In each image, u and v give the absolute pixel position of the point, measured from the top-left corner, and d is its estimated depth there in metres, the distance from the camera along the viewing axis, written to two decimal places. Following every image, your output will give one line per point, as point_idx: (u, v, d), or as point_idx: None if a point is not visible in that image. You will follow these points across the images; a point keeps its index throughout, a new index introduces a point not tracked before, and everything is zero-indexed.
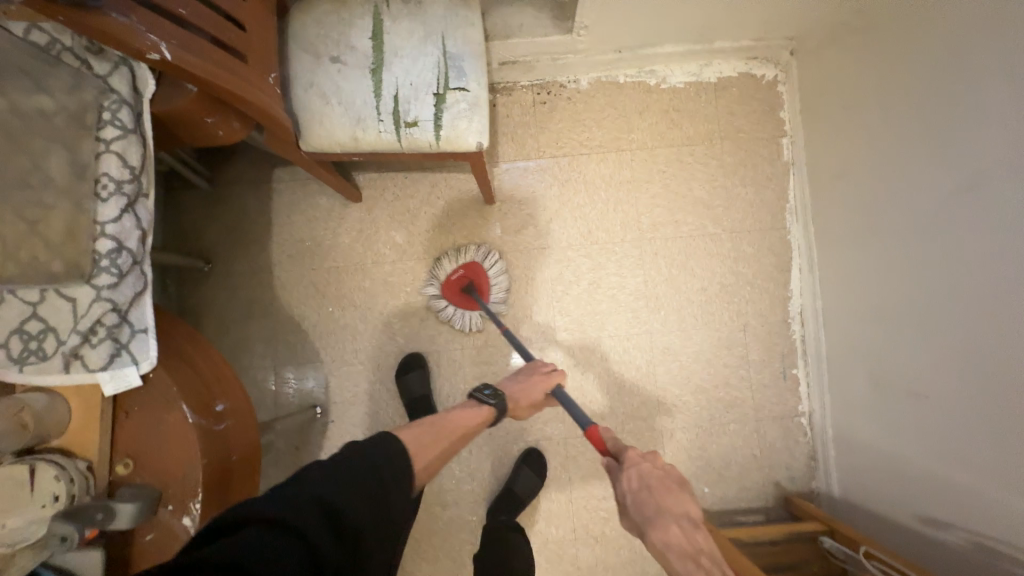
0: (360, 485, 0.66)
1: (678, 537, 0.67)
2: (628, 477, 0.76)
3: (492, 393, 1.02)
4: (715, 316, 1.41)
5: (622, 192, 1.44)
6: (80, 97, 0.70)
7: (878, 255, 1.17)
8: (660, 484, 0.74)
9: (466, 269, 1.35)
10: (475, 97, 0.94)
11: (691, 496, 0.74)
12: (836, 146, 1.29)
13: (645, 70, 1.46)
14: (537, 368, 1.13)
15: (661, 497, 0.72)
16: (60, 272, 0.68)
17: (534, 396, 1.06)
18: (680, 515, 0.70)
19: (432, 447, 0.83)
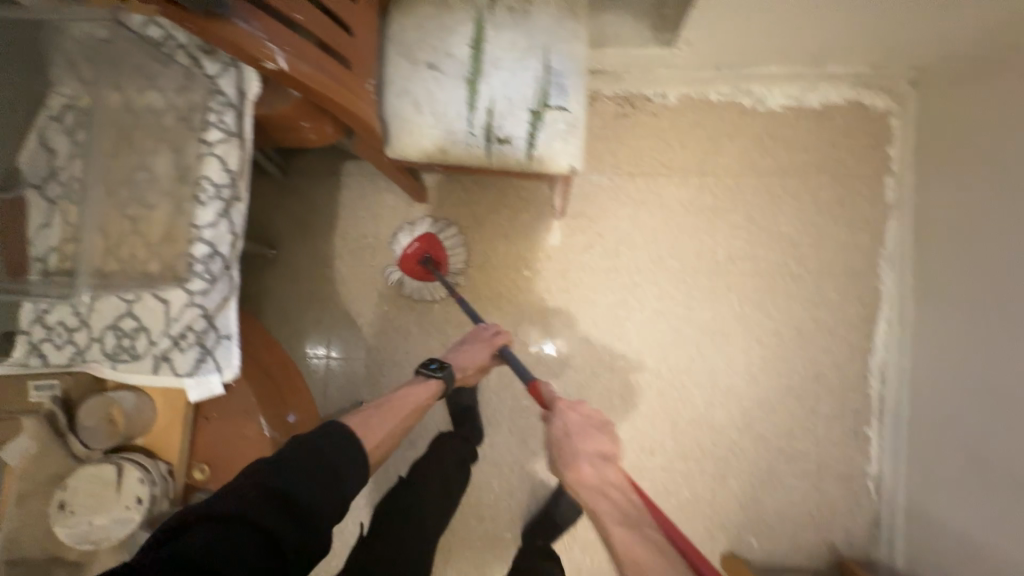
0: (303, 465, 0.67)
1: (587, 472, 0.75)
2: (553, 428, 0.83)
3: (438, 365, 0.99)
4: (786, 361, 1.31)
5: (700, 219, 1.35)
6: (188, 98, 0.71)
7: (978, 318, 1.07)
8: (580, 430, 0.81)
9: (422, 242, 1.31)
10: (574, 118, 0.88)
11: (608, 436, 0.82)
12: (956, 194, 1.16)
13: (741, 89, 1.35)
14: (480, 333, 1.10)
15: (576, 441, 0.79)
16: (159, 272, 0.69)
17: (478, 360, 1.03)
18: (591, 454, 0.78)
19: (383, 424, 0.84)
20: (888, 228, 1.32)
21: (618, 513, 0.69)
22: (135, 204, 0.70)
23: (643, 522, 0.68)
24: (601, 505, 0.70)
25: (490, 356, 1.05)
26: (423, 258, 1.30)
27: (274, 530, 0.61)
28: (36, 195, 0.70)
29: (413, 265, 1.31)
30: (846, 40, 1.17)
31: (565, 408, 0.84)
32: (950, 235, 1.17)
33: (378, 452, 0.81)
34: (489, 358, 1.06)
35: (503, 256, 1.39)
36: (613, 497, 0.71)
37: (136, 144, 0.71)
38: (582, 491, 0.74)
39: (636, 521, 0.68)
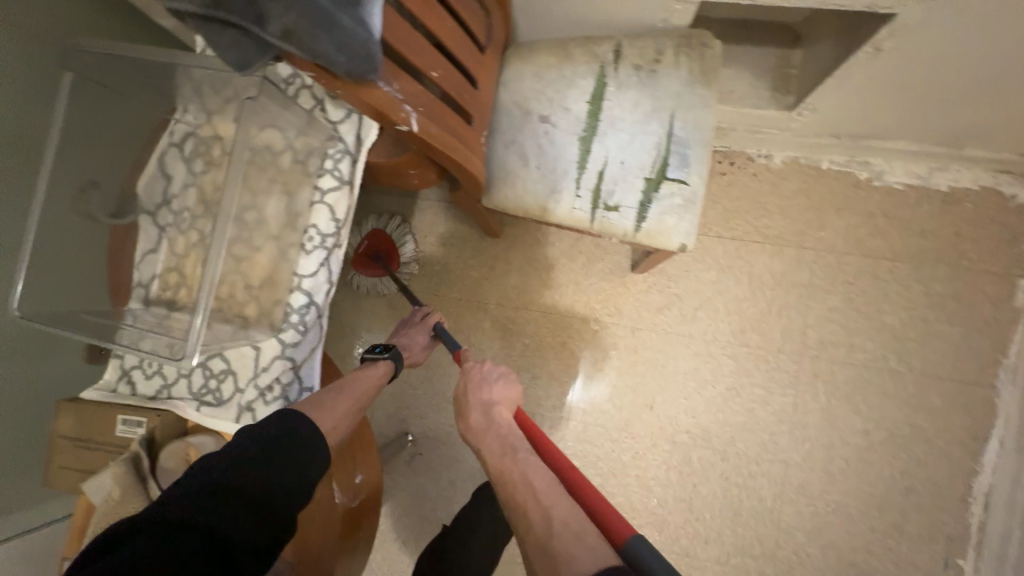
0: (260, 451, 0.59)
1: (476, 417, 0.76)
2: (458, 386, 0.83)
3: (384, 347, 0.87)
4: (871, 466, 1.19)
5: (792, 296, 1.24)
6: (308, 140, 0.69)
7: None
8: (477, 378, 0.82)
9: (370, 239, 1.33)
10: (692, 192, 0.81)
11: (504, 383, 0.82)
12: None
13: (858, 160, 1.23)
14: (413, 317, 1.02)
15: (469, 391, 0.81)
16: (255, 317, 0.68)
17: (421, 343, 0.97)
18: (482, 401, 0.79)
19: (336, 396, 0.70)
20: (1013, 335, 1.17)
21: (499, 446, 0.69)
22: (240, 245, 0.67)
23: (518, 447, 0.67)
24: (487, 442, 0.71)
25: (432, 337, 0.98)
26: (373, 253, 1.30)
27: (229, 532, 0.53)
28: (147, 221, 0.73)
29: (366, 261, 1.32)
30: (998, 126, 1.03)
31: (471, 367, 0.85)
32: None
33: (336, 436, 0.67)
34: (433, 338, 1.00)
35: (571, 304, 1.33)
36: (497, 432, 0.71)
37: None
38: (475, 434, 0.74)
39: (512, 446, 0.68)
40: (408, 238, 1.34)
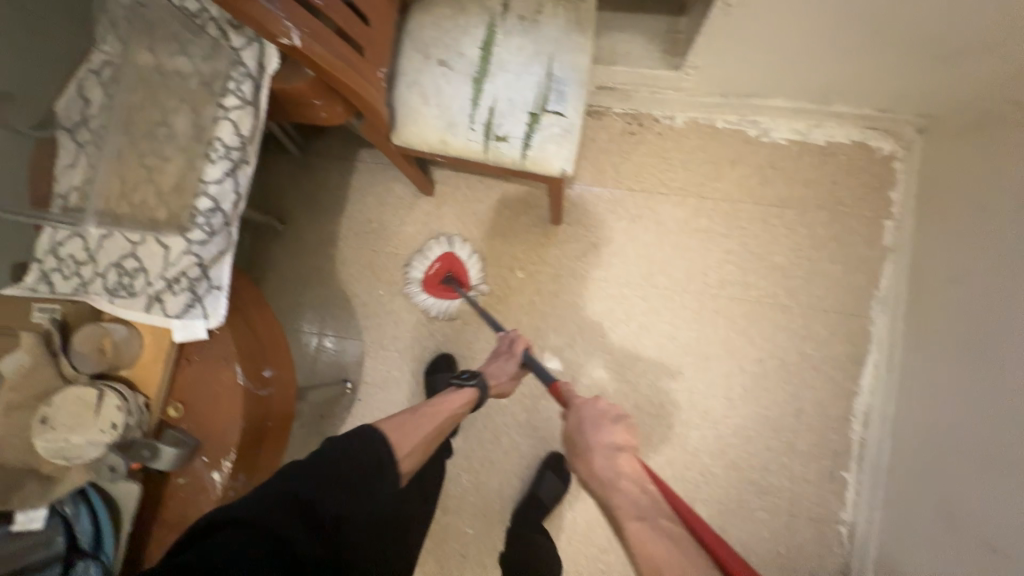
0: (336, 479, 0.72)
1: (602, 464, 0.79)
2: (571, 424, 0.87)
3: (470, 375, 1.03)
4: (765, 390, 1.32)
5: (694, 241, 1.38)
6: (214, 66, 0.78)
7: (980, 376, 1.02)
8: (594, 418, 0.86)
9: (443, 260, 1.39)
10: (569, 123, 0.93)
11: (622, 426, 0.85)
12: (957, 241, 1.14)
13: (748, 119, 1.38)
14: (501, 346, 1.11)
15: (590, 432, 0.84)
16: (165, 219, 0.75)
17: (507, 371, 1.06)
18: (605, 445, 0.82)
19: (417, 430, 0.86)
20: (883, 269, 1.32)
21: (632, 506, 0.72)
22: (153, 155, 0.76)
23: (656, 513, 0.70)
24: (615, 498, 0.74)
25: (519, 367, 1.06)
26: (446, 277, 1.38)
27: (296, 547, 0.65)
28: (65, 137, 0.79)
29: (437, 284, 1.39)
30: (852, 81, 1.19)
31: (585, 405, 0.88)
32: (942, 283, 1.16)
33: (408, 461, 0.83)
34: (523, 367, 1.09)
35: (498, 255, 1.43)
36: (630, 491, 0.74)
37: (161, 102, 0.78)
38: (600, 484, 0.77)
39: (649, 514, 0.70)
40: (478, 261, 1.40)
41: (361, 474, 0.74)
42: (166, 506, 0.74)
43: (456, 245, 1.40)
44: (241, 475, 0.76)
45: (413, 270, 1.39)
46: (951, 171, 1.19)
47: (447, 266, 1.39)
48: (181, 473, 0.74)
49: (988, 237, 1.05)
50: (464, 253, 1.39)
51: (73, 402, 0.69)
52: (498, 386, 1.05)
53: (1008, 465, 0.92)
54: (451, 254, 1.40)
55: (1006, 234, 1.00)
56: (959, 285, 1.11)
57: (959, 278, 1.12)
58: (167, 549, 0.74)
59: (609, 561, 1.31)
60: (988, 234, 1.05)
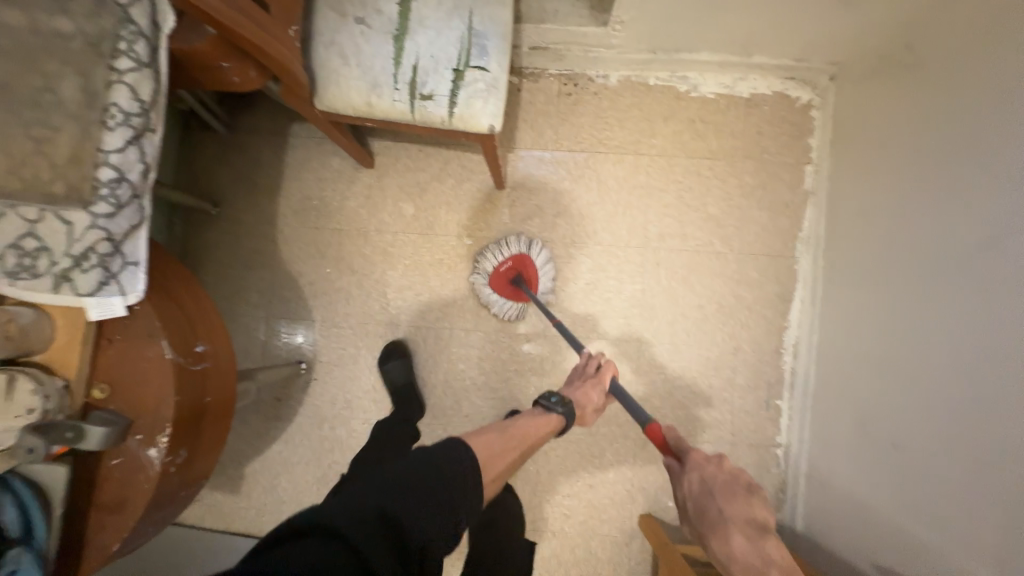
0: (426, 497, 0.67)
1: (742, 546, 0.79)
2: (693, 488, 0.85)
3: (558, 400, 1.06)
4: (707, 334, 1.41)
5: (634, 197, 1.42)
6: (99, 24, 0.71)
7: (883, 299, 1.14)
8: (725, 489, 0.84)
9: (516, 260, 1.36)
10: (494, 78, 0.93)
11: (757, 500, 0.84)
12: (871, 176, 1.22)
13: (678, 75, 1.42)
14: (589, 368, 1.15)
15: (724, 503, 0.82)
16: (63, 194, 0.70)
17: (596, 399, 1.09)
18: (744, 520, 0.81)
19: (506, 453, 0.86)
20: (804, 213, 1.42)
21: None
22: (39, 124, 0.69)
23: None
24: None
25: (603, 398, 1.11)
26: (516, 277, 1.35)
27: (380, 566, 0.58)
28: None
29: (505, 282, 1.36)
30: (770, 31, 1.24)
31: (708, 465, 0.86)
32: (857, 216, 1.25)
33: (494, 482, 0.82)
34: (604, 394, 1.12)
35: (445, 225, 1.43)
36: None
37: (39, 65, 0.69)
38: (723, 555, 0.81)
39: None
40: (549, 268, 1.37)
41: (456, 497, 0.70)
42: (98, 491, 0.72)
43: (533, 249, 1.36)
44: (182, 451, 0.76)
45: (482, 265, 1.36)
46: (863, 114, 1.27)
47: (518, 267, 1.36)
48: (114, 454, 0.72)
49: (895, 169, 1.13)
50: (538, 258, 1.37)
51: None
52: (581, 413, 1.09)
53: (909, 371, 1.03)
54: (526, 256, 1.37)
55: (911, 165, 1.09)
56: (871, 217, 1.20)
57: (870, 210, 1.21)
58: (105, 533, 0.71)
59: (573, 506, 1.39)
60: (895, 165, 1.14)
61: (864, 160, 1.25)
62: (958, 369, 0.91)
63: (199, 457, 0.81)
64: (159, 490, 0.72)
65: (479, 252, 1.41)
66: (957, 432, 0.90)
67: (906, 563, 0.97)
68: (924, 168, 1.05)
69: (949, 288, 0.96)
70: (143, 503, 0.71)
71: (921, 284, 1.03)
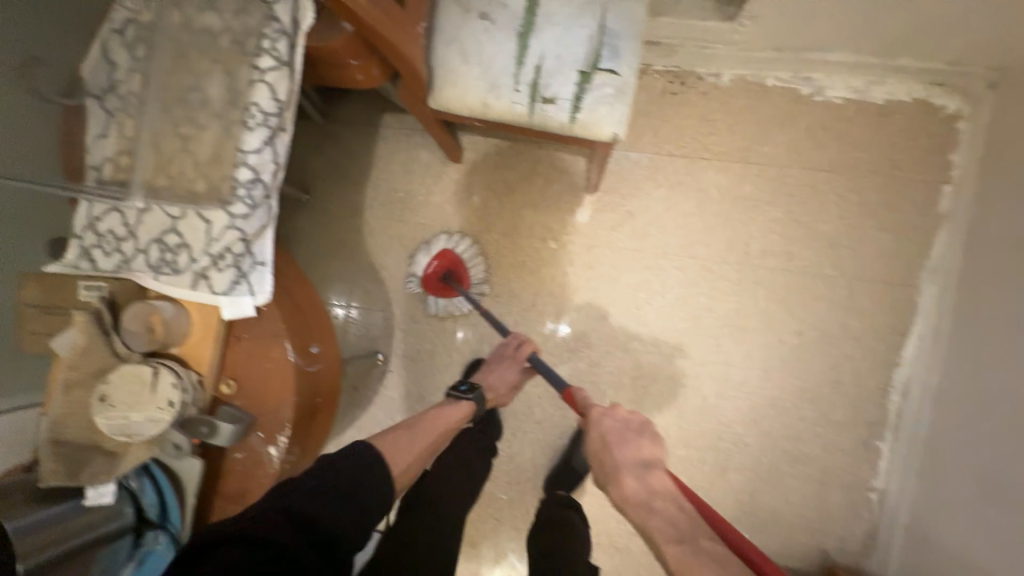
0: (340, 493, 0.70)
1: (633, 487, 0.75)
2: (592, 443, 0.84)
3: (470, 388, 1.09)
4: (805, 363, 1.30)
5: (737, 209, 1.31)
6: (245, 22, 0.71)
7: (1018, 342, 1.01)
8: (618, 436, 0.82)
9: (441, 259, 1.35)
10: (623, 82, 0.85)
11: (648, 439, 0.82)
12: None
13: (801, 76, 1.28)
14: (507, 349, 1.17)
15: (616, 450, 0.80)
16: (204, 192, 0.71)
17: (507, 379, 1.14)
18: (633, 459, 0.79)
19: (412, 444, 0.88)
20: (935, 239, 1.26)
21: (673, 530, 0.66)
22: (188, 123, 0.72)
23: (699, 534, 0.65)
24: (654, 522, 0.68)
25: (519, 375, 1.13)
26: (444, 275, 1.34)
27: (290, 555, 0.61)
28: (95, 105, 0.74)
29: (436, 282, 1.36)
30: (927, 30, 1.08)
31: (602, 419, 0.84)
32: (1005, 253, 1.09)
33: (408, 473, 0.84)
34: (523, 373, 1.15)
35: (530, 226, 1.39)
36: (666, 516, 0.68)
37: (191, 64, 0.72)
38: (631, 506, 0.73)
39: (687, 538, 0.65)
40: (479, 262, 1.37)
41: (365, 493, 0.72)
42: (224, 482, 0.75)
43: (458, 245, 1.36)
44: (296, 448, 0.78)
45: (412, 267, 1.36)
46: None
47: (445, 265, 1.35)
48: (238, 448, 0.74)
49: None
50: (466, 253, 1.36)
51: (128, 379, 0.68)
52: (496, 395, 1.13)
53: None
54: (452, 252, 1.36)
55: None
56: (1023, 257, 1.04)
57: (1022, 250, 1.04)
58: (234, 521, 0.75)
59: None
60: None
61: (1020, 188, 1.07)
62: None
63: (304, 454, 0.83)
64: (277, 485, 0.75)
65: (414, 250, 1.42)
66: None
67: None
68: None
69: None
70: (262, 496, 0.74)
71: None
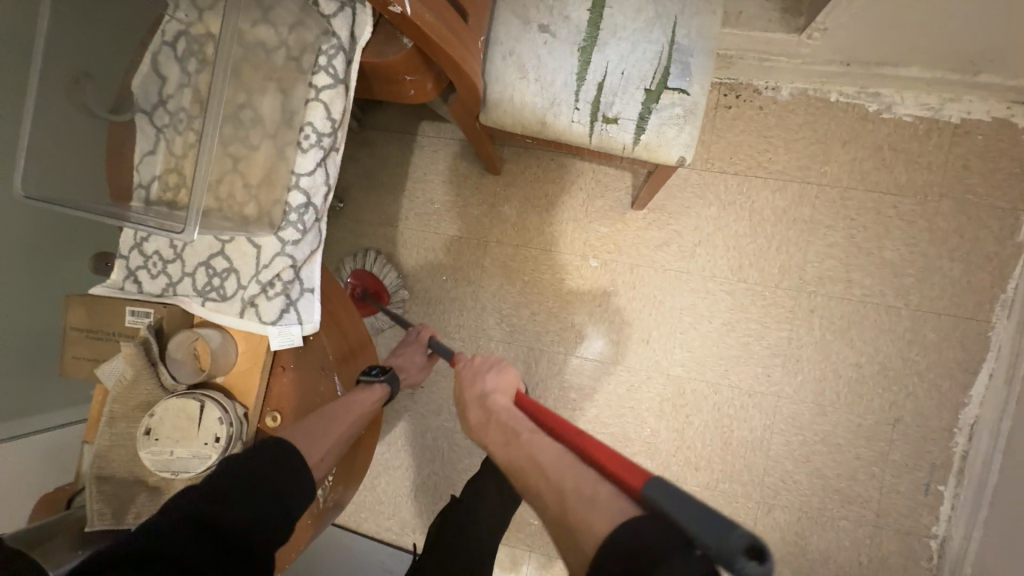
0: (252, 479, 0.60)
1: (476, 413, 0.77)
2: (456, 387, 0.85)
3: (380, 369, 0.79)
4: (862, 398, 1.22)
5: (793, 231, 1.24)
6: (301, 35, 0.67)
7: None
8: (471, 373, 0.84)
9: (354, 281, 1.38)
10: (693, 103, 0.79)
11: (500, 373, 0.83)
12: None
13: (868, 92, 1.20)
14: (408, 338, 1.13)
15: (466, 384, 0.83)
16: (254, 216, 0.68)
17: (416, 362, 1.07)
18: (477, 392, 0.80)
19: (326, 435, 0.68)
20: (1013, 269, 1.17)
21: (502, 436, 0.69)
22: (236, 142, 0.66)
23: (525, 429, 0.67)
24: (490, 435, 0.71)
25: (426, 358, 1.09)
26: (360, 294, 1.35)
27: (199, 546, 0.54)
28: (144, 121, 0.71)
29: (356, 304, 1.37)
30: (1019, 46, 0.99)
31: (462, 365, 0.87)
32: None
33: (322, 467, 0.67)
34: (427, 354, 1.10)
35: (569, 243, 1.34)
36: (496, 421, 0.72)
37: (243, 80, 0.66)
38: (476, 430, 0.75)
39: (513, 429, 0.68)
40: (390, 268, 1.37)
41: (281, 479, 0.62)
42: None
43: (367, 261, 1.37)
44: None
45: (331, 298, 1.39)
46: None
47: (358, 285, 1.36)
48: None
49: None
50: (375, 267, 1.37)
51: (174, 413, 0.65)
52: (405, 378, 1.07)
53: None
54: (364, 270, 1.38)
55: None
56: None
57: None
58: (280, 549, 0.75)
59: None
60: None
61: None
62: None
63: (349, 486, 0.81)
64: None
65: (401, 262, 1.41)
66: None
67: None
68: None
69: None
70: None
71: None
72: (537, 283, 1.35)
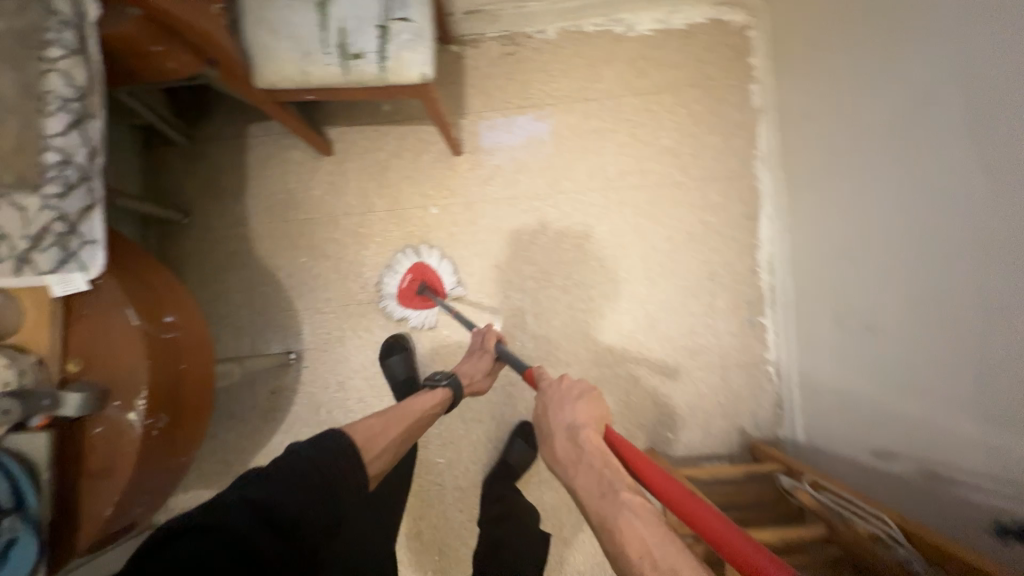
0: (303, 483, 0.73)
1: (563, 444, 0.79)
2: (538, 405, 0.89)
3: (443, 375, 1.13)
4: (681, 263, 1.42)
5: (589, 141, 1.45)
6: (27, 18, 0.74)
7: (842, 189, 1.14)
8: (558, 400, 0.86)
9: (415, 272, 1.41)
10: (418, 28, 0.96)
11: (587, 404, 0.85)
12: (823, 76, 1.19)
13: (612, 19, 1.45)
14: (476, 343, 1.24)
15: (552, 409, 0.85)
16: (13, 182, 0.73)
17: (482, 368, 1.19)
18: (567, 423, 0.82)
19: (386, 432, 0.91)
20: (757, 130, 1.43)
21: (596, 484, 0.69)
22: None
23: (621, 485, 0.68)
24: (579, 477, 0.72)
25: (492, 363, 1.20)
26: (420, 288, 1.39)
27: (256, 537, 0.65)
28: None
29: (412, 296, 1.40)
30: None
31: (550, 387, 0.89)
32: (863, 94, 1.05)
33: (378, 462, 0.87)
34: (495, 360, 1.21)
35: (409, 198, 1.46)
36: (585, 463, 0.73)
37: None
38: (561, 460, 0.78)
39: (609, 484, 0.68)
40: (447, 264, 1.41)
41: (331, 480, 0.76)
42: (87, 458, 0.80)
43: (423, 254, 1.41)
44: (162, 415, 0.82)
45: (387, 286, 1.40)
46: None
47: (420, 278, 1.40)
48: (96, 422, 0.78)
49: (848, 66, 1.10)
50: (433, 261, 1.41)
51: None
52: (474, 381, 1.19)
53: (875, 252, 1.03)
54: (422, 264, 1.41)
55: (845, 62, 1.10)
56: (835, 116, 1.15)
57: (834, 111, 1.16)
58: (103, 493, 0.79)
59: None
60: (908, 23, 0.92)
61: (866, 24, 1.03)
62: (923, 259, 0.90)
63: (182, 423, 0.88)
64: (141, 451, 0.79)
65: (261, 256, 1.47)
66: (949, 329, 0.84)
67: (931, 481, 0.89)
68: (884, 57, 0.99)
69: (931, 177, 0.87)
70: (128, 464, 0.78)
71: (883, 172, 1.00)
72: (389, 239, 1.45)
